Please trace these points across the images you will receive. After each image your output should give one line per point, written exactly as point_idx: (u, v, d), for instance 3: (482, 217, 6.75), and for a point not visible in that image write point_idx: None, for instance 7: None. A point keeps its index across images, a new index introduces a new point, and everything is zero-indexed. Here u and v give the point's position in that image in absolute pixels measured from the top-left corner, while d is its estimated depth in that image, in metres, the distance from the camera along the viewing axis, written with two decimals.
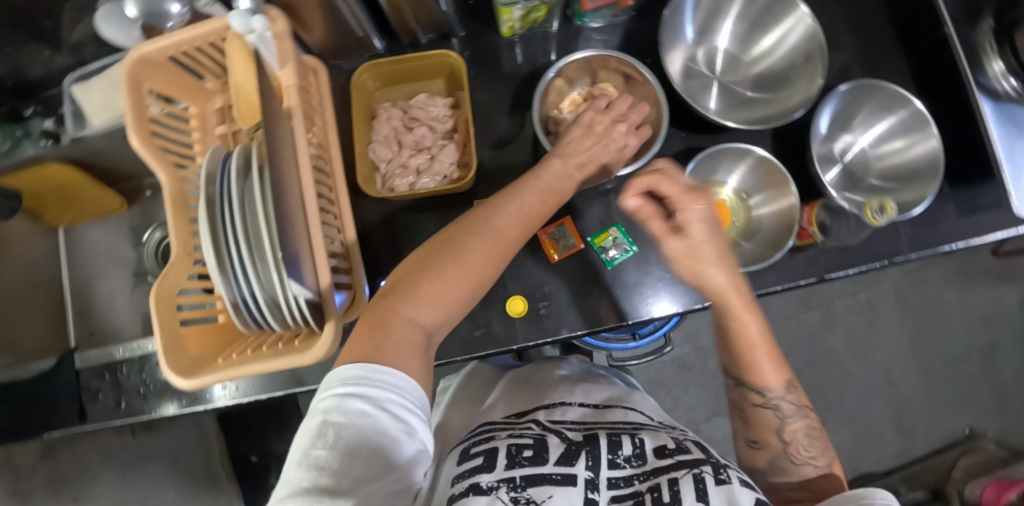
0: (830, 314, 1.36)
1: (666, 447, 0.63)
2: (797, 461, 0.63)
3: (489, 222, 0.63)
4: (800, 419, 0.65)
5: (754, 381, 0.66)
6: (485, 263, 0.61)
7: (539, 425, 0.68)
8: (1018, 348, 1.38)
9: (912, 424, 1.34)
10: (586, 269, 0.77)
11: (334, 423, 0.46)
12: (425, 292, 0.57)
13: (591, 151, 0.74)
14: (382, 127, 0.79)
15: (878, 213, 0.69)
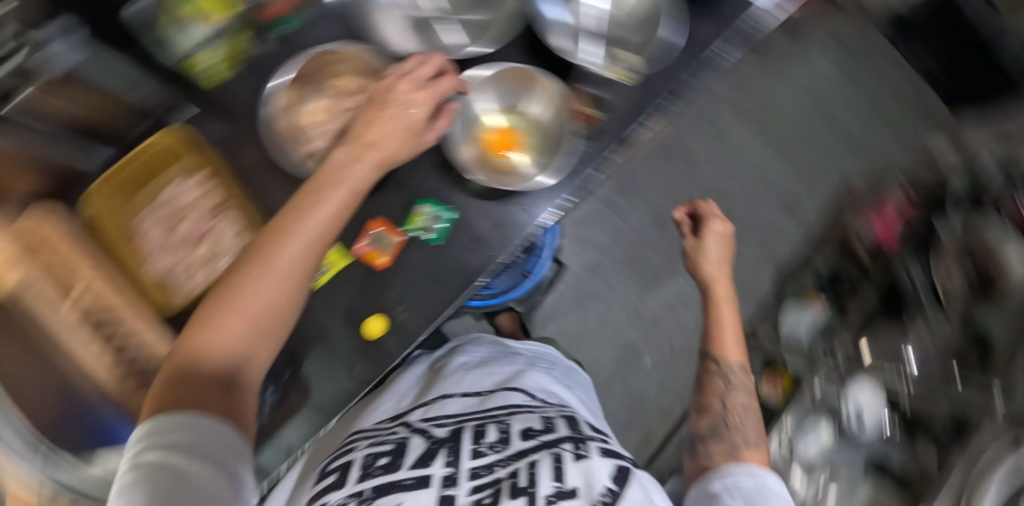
0: (693, 167, 1.45)
1: (534, 429, 0.55)
2: (739, 418, 0.69)
3: (289, 230, 0.58)
4: (740, 394, 0.72)
5: (713, 350, 0.77)
6: (286, 280, 0.56)
7: (407, 428, 0.59)
8: (855, 94, 1.51)
9: (802, 211, 1.48)
10: (419, 259, 0.76)
11: (139, 463, 0.45)
12: (220, 327, 0.53)
13: (372, 141, 0.66)
14: (148, 234, 0.74)
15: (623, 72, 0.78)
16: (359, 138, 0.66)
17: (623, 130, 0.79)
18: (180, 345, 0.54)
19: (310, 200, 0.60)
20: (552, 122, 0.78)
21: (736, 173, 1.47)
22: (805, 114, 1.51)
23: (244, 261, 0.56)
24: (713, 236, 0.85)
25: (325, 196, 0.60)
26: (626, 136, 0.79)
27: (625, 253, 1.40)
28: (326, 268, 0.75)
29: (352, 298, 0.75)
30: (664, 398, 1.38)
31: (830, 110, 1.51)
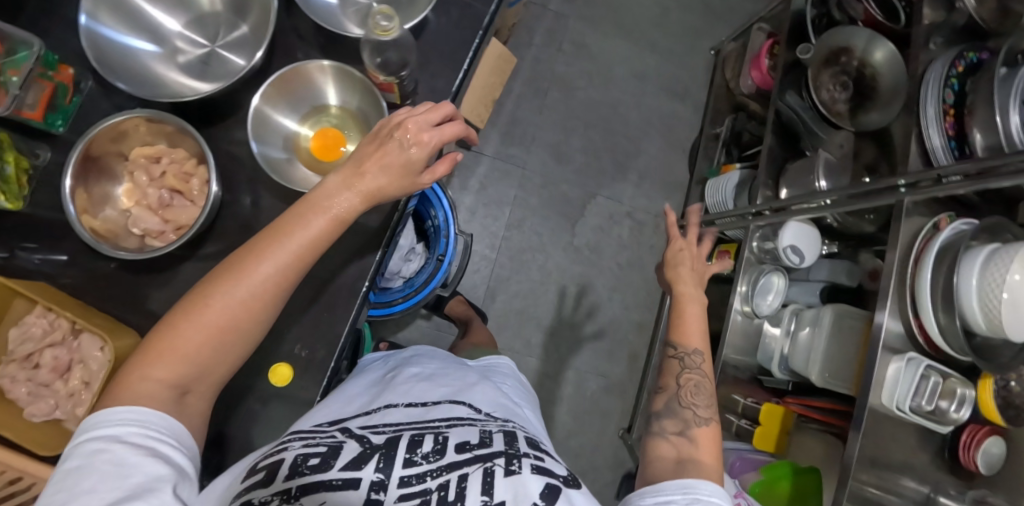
0: (568, 87, 1.44)
1: (470, 442, 0.54)
2: (694, 400, 0.71)
3: (269, 253, 0.55)
4: (696, 373, 0.73)
5: (676, 340, 0.76)
6: (247, 304, 0.54)
7: (345, 433, 0.55)
8: None
9: (683, 88, 1.51)
10: (303, 290, 0.67)
11: (84, 451, 0.47)
12: (169, 346, 0.52)
13: (371, 163, 0.59)
14: (15, 390, 0.61)
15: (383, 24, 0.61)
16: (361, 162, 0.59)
17: (450, 86, 0.71)
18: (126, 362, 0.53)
19: (296, 221, 0.56)
20: (364, 105, 0.69)
21: (612, 78, 1.47)
22: None
23: (207, 282, 0.55)
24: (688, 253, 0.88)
25: (309, 222, 0.56)
26: (455, 92, 0.71)
27: (539, 198, 1.39)
28: None
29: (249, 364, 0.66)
30: (632, 314, 1.40)
31: None
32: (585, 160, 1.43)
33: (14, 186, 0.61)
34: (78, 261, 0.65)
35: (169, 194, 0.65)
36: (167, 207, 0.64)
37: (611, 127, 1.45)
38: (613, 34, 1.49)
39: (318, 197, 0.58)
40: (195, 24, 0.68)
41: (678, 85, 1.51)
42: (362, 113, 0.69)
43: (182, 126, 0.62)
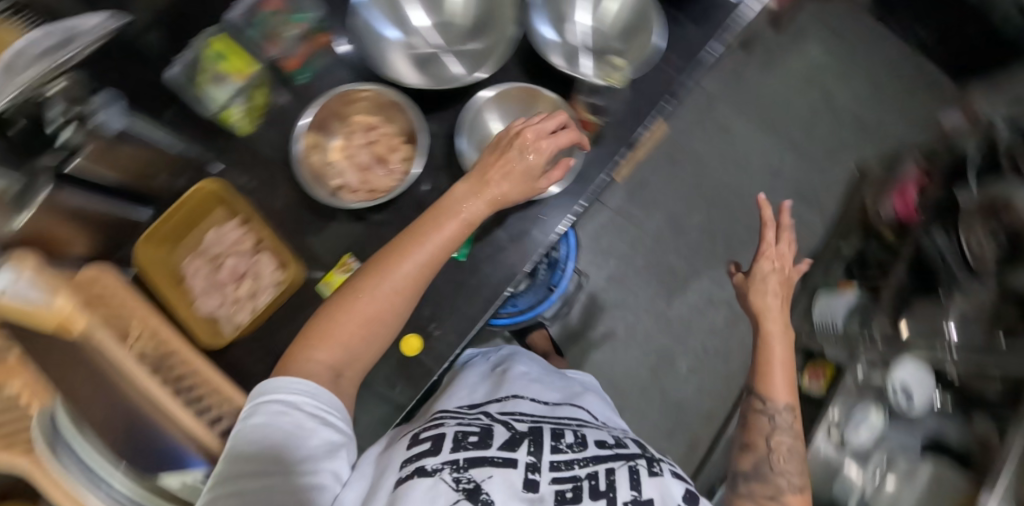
0: (700, 161, 1.47)
1: (607, 442, 0.63)
2: (786, 465, 0.68)
3: (410, 250, 0.61)
4: (789, 436, 0.70)
5: (766, 391, 0.72)
6: (396, 298, 0.60)
7: (489, 416, 0.64)
8: (845, 80, 1.54)
9: (815, 194, 1.49)
10: (450, 279, 0.74)
11: (268, 410, 0.52)
12: (329, 330, 0.58)
13: (497, 171, 0.64)
14: (193, 282, 0.72)
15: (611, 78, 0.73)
16: (484, 174, 0.65)
17: (631, 134, 0.76)
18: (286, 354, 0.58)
19: (431, 225, 0.62)
20: None
21: (747, 169, 1.48)
22: (807, 103, 1.53)
23: (360, 278, 0.61)
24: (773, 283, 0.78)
25: (442, 223, 0.62)
26: (634, 139, 0.76)
27: (643, 260, 1.42)
28: None
29: None
30: (705, 402, 1.35)
31: (832, 97, 1.54)
32: (700, 238, 1.44)
33: (250, 114, 0.73)
34: (280, 197, 0.75)
35: (374, 160, 0.73)
36: (369, 171, 0.73)
37: (733, 214, 1.45)
38: (756, 125, 1.51)
39: (449, 203, 0.64)
40: (437, 27, 0.76)
41: (809, 190, 1.49)
42: None
43: (403, 104, 0.71)
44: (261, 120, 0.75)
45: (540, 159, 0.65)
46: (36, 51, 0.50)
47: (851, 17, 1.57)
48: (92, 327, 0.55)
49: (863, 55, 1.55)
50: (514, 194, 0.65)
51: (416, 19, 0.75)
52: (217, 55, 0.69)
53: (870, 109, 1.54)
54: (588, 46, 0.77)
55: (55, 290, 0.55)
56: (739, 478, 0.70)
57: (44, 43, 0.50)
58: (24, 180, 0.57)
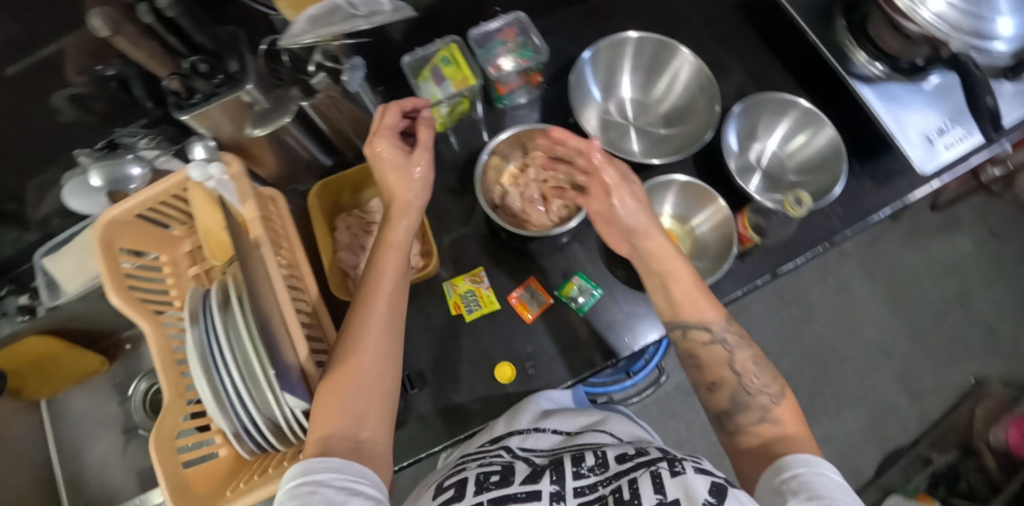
0: (808, 307, 1.43)
1: (629, 454, 0.57)
2: (758, 383, 0.60)
3: (371, 302, 0.62)
4: (745, 347, 0.62)
5: (692, 316, 0.63)
6: (380, 354, 0.60)
7: (510, 452, 0.60)
8: (990, 288, 1.45)
9: (921, 388, 1.38)
10: (562, 325, 0.75)
11: (302, 493, 0.48)
12: (332, 400, 0.57)
13: (399, 200, 0.67)
14: (342, 235, 0.78)
15: (796, 205, 0.64)
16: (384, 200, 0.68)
17: (779, 264, 0.76)
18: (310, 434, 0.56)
19: (375, 272, 0.64)
20: (712, 240, 0.74)
21: (855, 334, 1.41)
22: (941, 293, 1.44)
23: (343, 346, 0.60)
24: (639, 205, 0.65)
25: (385, 259, 0.65)
26: (780, 270, 0.75)
27: None
28: (475, 307, 0.76)
29: (487, 345, 0.75)
30: None
31: (970, 297, 1.44)
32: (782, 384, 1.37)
33: (449, 117, 0.81)
34: (445, 195, 0.83)
35: (539, 196, 0.78)
36: (531, 203, 0.76)
37: (825, 374, 1.38)
38: (880, 295, 1.44)
39: (388, 240, 0.66)
40: (635, 102, 0.83)
41: (916, 380, 1.38)
42: (703, 243, 0.75)
43: None
44: (450, 125, 0.83)
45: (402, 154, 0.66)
46: (351, 9, 0.58)
47: (1015, 230, 1.50)
48: (265, 237, 0.67)
49: (1014, 268, 1.47)
50: (422, 199, 0.67)
51: (622, 90, 0.83)
52: (446, 60, 0.78)
53: (1008, 327, 1.43)
54: (761, 168, 0.81)
55: (245, 197, 0.69)
56: (722, 431, 0.62)
57: (359, 6, 0.59)
58: (275, 99, 0.67)
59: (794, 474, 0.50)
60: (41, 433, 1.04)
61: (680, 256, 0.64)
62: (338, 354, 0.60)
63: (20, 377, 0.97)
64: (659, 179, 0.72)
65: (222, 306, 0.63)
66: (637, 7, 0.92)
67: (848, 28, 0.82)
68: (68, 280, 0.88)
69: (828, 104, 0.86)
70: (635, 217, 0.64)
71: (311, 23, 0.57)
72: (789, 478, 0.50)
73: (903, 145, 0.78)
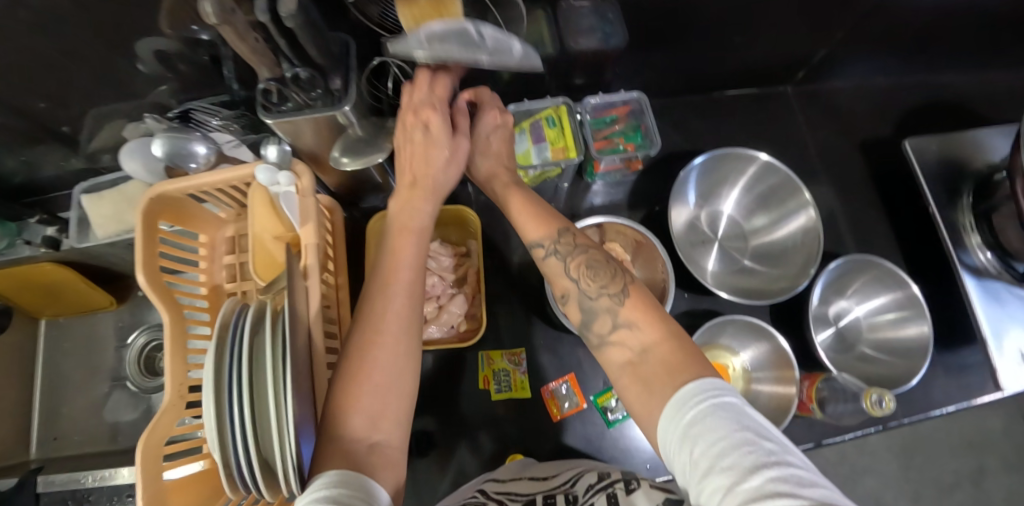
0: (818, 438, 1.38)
1: (592, 481, 0.56)
2: (598, 285, 0.56)
3: (386, 290, 0.53)
4: (581, 253, 0.58)
5: (536, 236, 0.60)
6: (398, 349, 0.51)
7: (483, 495, 0.56)
8: (1004, 474, 1.39)
9: None
10: (586, 432, 0.71)
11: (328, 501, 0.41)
12: (347, 396, 0.49)
13: (425, 177, 0.59)
14: None
15: (878, 405, 0.60)
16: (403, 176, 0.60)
17: (825, 435, 0.71)
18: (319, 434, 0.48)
19: (393, 258, 0.55)
20: (768, 396, 0.69)
21: (859, 483, 1.35)
22: (956, 466, 1.38)
23: (357, 336, 0.52)
24: (496, 134, 0.66)
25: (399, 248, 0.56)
26: (824, 443, 0.70)
27: None
28: (504, 388, 0.72)
29: (505, 429, 0.71)
30: None
31: (985, 480, 1.38)
32: None
33: (534, 178, 0.74)
34: (505, 255, 0.79)
35: None
36: None
37: None
38: (892, 448, 1.39)
39: (408, 225, 0.58)
40: (730, 220, 0.78)
41: None
42: (756, 395, 0.70)
43: (662, 263, 0.71)
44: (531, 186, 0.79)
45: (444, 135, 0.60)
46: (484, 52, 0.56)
47: None
48: (316, 266, 0.63)
49: None
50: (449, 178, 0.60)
51: (721, 205, 0.78)
52: (552, 122, 0.73)
53: None
54: (837, 327, 0.75)
55: (306, 219, 0.63)
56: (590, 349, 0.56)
57: (488, 40, 0.57)
58: (368, 127, 0.65)
59: (690, 418, 0.43)
60: (32, 354, 1.01)
61: (514, 189, 0.64)
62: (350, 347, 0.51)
63: (29, 297, 0.95)
64: (739, 319, 0.67)
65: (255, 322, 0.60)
66: (750, 116, 0.88)
67: (972, 209, 0.77)
68: (104, 223, 0.85)
69: (923, 278, 0.81)
70: (489, 149, 0.66)
71: (442, 40, 0.54)
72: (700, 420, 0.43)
73: (990, 350, 0.72)
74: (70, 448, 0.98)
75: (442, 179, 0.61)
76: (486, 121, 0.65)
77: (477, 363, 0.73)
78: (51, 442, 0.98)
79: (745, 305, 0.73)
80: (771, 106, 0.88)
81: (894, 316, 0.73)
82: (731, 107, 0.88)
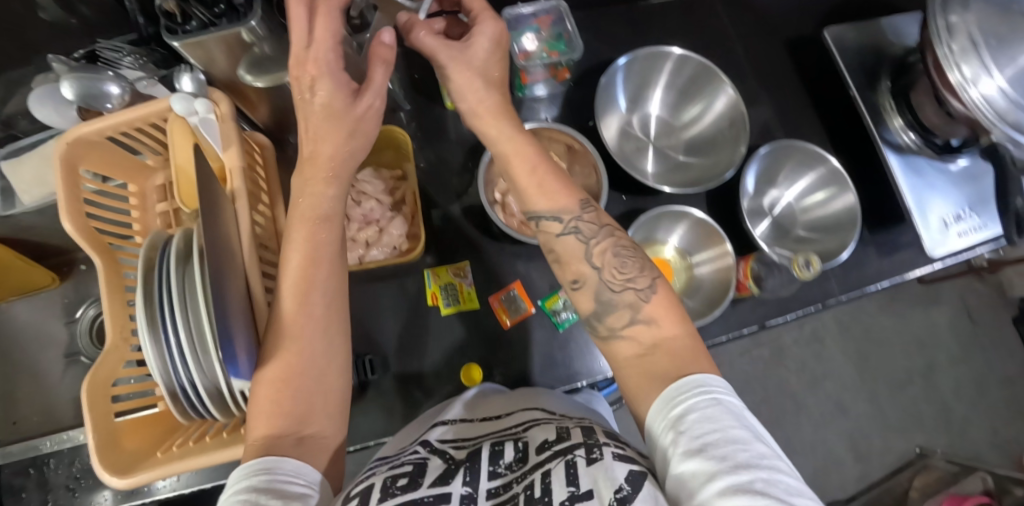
0: (778, 350, 1.44)
1: (548, 440, 0.51)
2: (623, 278, 0.55)
3: (302, 289, 0.56)
4: (604, 236, 0.58)
5: (550, 207, 0.58)
6: (316, 347, 0.56)
7: (426, 447, 0.55)
8: (953, 366, 1.48)
9: (867, 448, 1.41)
10: (537, 336, 0.73)
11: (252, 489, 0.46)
12: (265, 395, 0.53)
13: (325, 154, 0.57)
14: None
15: (806, 267, 0.62)
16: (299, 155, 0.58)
17: (768, 316, 0.73)
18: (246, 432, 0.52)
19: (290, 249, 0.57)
20: (710, 281, 0.71)
21: (819, 387, 1.43)
22: (907, 363, 1.47)
23: (271, 339, 0.55)
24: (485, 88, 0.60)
25: (297, 238, 0.57)
26: (768, 323, 0.73)
27: None
28: (452, 302, 0.72)
29: (458, 344, 0.72)
30: None
31: (934, 373, 1.47)
32: None
33: None
34: (445, 176, 0.78)
35: None
36: None
37: (780, 417, 1.41)
38: (848, 352, 1.46)
39: (308, 211, 0.58)
40: (660, 119, 0.79)
41: (863, 440, 1.41)
42: (699, 281, 0.72)
43: (596, 165, 0.73)
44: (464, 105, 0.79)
45: (343, 90, 0.55)
46: None
47: (991, 313, 1.52)
48: (244, 190, 0.62)
49: (981, 352, 1.49)
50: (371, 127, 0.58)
51: (650, 105, 0.79)
52: None
53: (961, 407, 1.46)
54: (772, 216, 0.78)
55: (229, 143, 0.63)
56: (596, 340, 0.56)
57: None
58: (275, 43, 0.63)
59: (680, 411, 0.45)
60: None
61: (519, 137, 0.60)
62: (271, 347, 0.55)
63: None
64: (673, 208, 0.69)
65: (181, 258, 0.57)
66: (679, 22, 0.88)
67: (891, 92, 0.79)
68: (29, 189, 0.82)
69: (850, 162, 0.84)
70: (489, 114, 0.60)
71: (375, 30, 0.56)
72: (683, 414, 0.45)
73: (916, 222, 0.75)
74: (31, 427, 0.96)
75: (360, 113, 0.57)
76: (473, 40, 0.59)
77: (423, 280, 0.73)
78: (11, 427, 0.95)
79: (682, 198, 0.75)
80: (700, 11, 0.89)
81: (822, 193, 0.76)
82: (660, 15, 0.88)
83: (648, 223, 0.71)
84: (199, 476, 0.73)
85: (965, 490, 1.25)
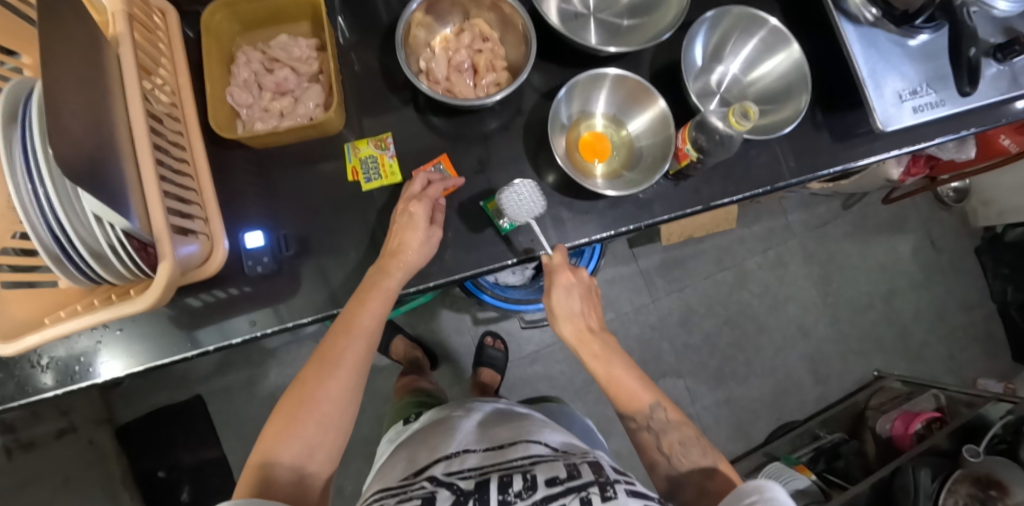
0: (742, 274, 1.43)
1: (559, 477, 0.53)
2: (690, 462, 0.61)
3: (351, 331, 0.60)
4: (671, 432, 0.62)
5: (627, 411, 0.64)
6: (346, 387, 0.59)
7: (433, 482, 0.56)
8: (915, 292, 1.48)
9: (827, 370, 1.42)
10: (469, 217, 0.69)
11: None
12: (299, 430, 0.56)
13: (404, 252, 0.63)
14: (240, 69, 0.69)
15: (742, 119, 0.60)
16: (388, 248, 0.64)
17: (713, 197, 0.73)
18: (257, 452, 0.55)
19: (357, 305, 0.61)
20: (649, 150, 0.70)
21: (781, 311, 1.44)
22: (869, 288, 1.47)
23: (307, 372, 0.59)
24: (577, 295, 0.67)
25: (371, 301, 0.61)
26: (714, 204, 0.73)
27: (640, 333, 1.39)
28: (374, 176, 0.69)
29: (383, 223, 0.69)
30: None
31: (895, 297, 1.47)
32: (698, 342, 1.40)
33: None
34: (366, 49, 0.72)
35: (468, 66, 0.71)
36: (457, 72, 0.70)
37: (742, 340, 1.42)
38: (811, 276, 1.45)
39: (375, 283, 0.62)
40: None
41: (822, 361, 1.43)
42: (639, 154, 0.71)
43: (527, 29, 0.67)
44: None
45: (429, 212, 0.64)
46: None
47: (956, 238, 1.51)
48: (128, 36, 0.55)
49: (944, 278, 1.49)
50: (423, 260, 0.64)
51: None
52: None
53: (920, 332, 1.46)
54: (720, 93, 0.75)
55: None
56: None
57: None
58: None
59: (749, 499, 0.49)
60: None
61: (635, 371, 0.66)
62: (303, 375, 0.59)
63: None
64: (591, 72, 0.67)
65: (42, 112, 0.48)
66: None
67: None
68: None
69: (805, 42, 0.79)
70: (567, 310, 0.66)
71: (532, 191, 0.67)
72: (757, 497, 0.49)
73: (871, 98, 0.71)
74: None
75: (420, 256, 0.64)
76: (574, 290, 0.67)
77: (337, 149, 0.70)
78: None
79: (621, 59, 0.73)
80: None
81: (763, 63, 0.73)
82: None
83: (574, 84, 0.68)
84: (117, 363, 0.66)
85: (919, 406, 1.25)
